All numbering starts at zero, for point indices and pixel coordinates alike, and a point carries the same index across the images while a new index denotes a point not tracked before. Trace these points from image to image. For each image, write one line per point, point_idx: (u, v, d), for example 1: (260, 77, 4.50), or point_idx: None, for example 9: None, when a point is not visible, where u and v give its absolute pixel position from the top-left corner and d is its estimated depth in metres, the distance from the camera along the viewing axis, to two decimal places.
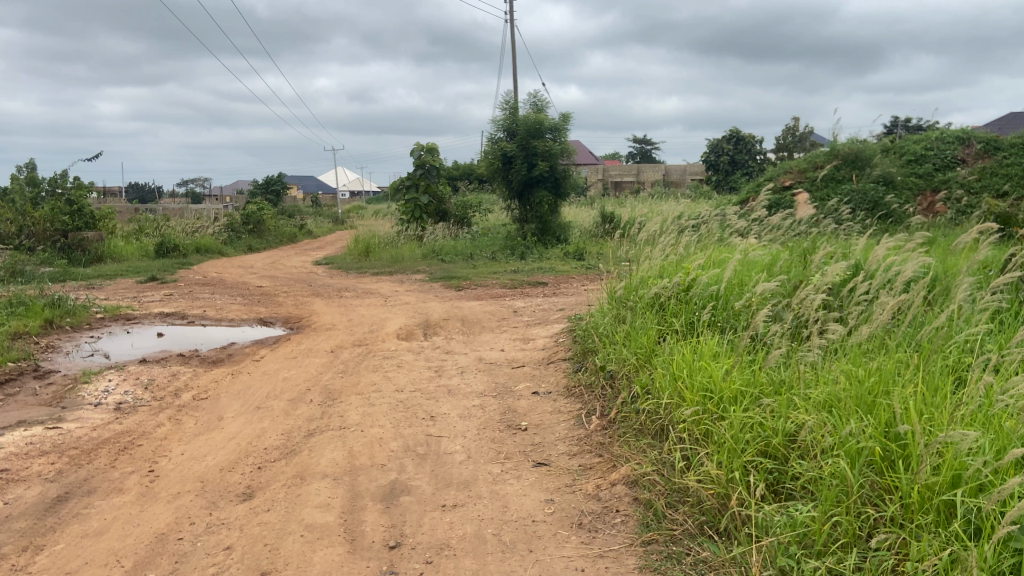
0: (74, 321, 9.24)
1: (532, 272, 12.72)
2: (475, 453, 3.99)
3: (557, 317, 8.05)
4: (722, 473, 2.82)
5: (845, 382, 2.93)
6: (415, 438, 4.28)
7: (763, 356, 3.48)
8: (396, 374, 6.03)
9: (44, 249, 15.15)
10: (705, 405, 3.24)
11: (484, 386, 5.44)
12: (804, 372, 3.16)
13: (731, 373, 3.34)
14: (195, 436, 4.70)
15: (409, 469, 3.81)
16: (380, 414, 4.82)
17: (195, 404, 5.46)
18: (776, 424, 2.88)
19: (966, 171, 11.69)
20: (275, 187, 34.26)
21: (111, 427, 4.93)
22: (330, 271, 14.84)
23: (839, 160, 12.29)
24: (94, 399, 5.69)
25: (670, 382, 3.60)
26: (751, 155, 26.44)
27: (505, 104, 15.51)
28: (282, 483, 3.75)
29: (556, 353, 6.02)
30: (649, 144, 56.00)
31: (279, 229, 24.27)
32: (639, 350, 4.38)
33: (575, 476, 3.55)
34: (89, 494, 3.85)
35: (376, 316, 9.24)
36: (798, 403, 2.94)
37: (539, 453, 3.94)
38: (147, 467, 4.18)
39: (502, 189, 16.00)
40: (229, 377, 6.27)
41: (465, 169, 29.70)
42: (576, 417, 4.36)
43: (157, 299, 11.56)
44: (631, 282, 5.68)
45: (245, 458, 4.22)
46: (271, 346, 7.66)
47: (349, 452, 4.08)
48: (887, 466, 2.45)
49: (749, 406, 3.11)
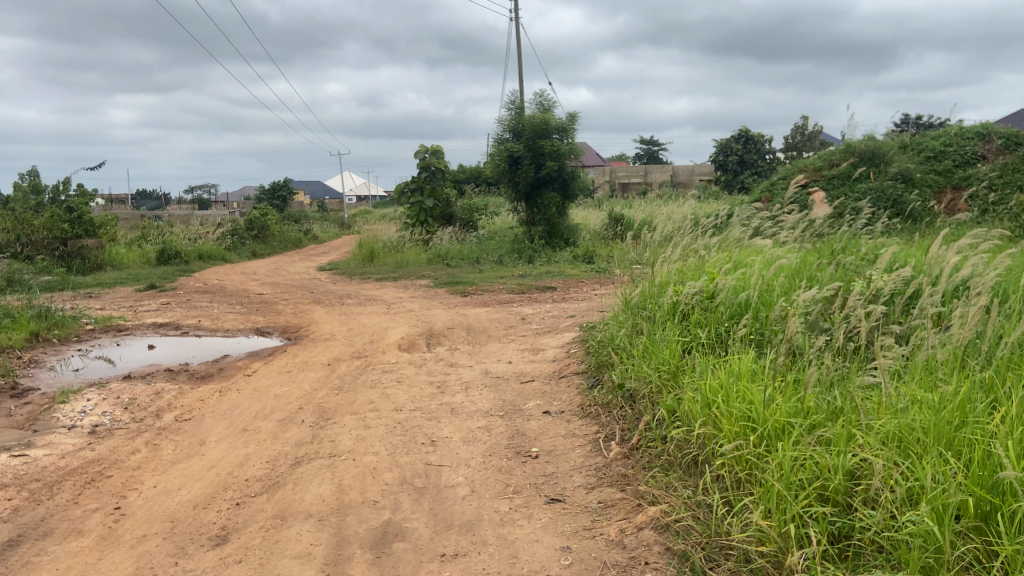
0: (61, 334, 8.82)
1: (540, 276, 12.25)
2: (481, 487, 3.53)
3: (568, 325, 7.54)
4: (773, 526, 2.35)
5: (918, 410, 2.48)
6: (413, 468, 3.81)
7: (811, 379, 3.01)
8: (396, 390, 5.55)
9: (43, 258, 14.81)
10: (747, 439, 2.76)
11: (491, 404, 4.97)
12: (863, 397, 2.70)
13: (775, 399, 2.86)
14: (171, 465, 4.26)
15: (405, 506, 3.35)
16: (375, 438, 4.36)
17: (177, 426, 5.02)
18: (834, 462, 2.41)
19: (987, 168, 11.16)
20: (281, 193, 33.79)
21: (81, 455, 4.49)
22: (333, 277, 14.39)
23: (856, 157, 11.76)
24: (69, 421, 5.25)
25: (703, 409, 3.13)
26: (760, 155, 25.98)
27: (511, 105, 15.10)
28: (260, 525, 3.29)
29: (568, 366, 5.54)
30: (657, 145, 55.45)
31: (284, 235, 23.86)
32: (662, 367, 3.92)
33: (594, 517, 3.07)
34: (44, 537, 3.41)
35: (378, 325, 8.77)
36: (861, 437, 2.47)
37: (552, 487, 3.47)
38: (114, 504, 3.73)
39: (508, 192, 15.48)
40: (216, 396, 5.82)
41: (472, 172, 29.25)
42: (593, 442, 3.89)
43: (153, 309, 11.13)
44: (649, 288, 5.21)
45: (222, 493, 3.76)
46: (265, 359, 7.22)
47: (338, 486, 3.63)
48: (984, 522, 2.01)
49: (801, 439, 2.63)
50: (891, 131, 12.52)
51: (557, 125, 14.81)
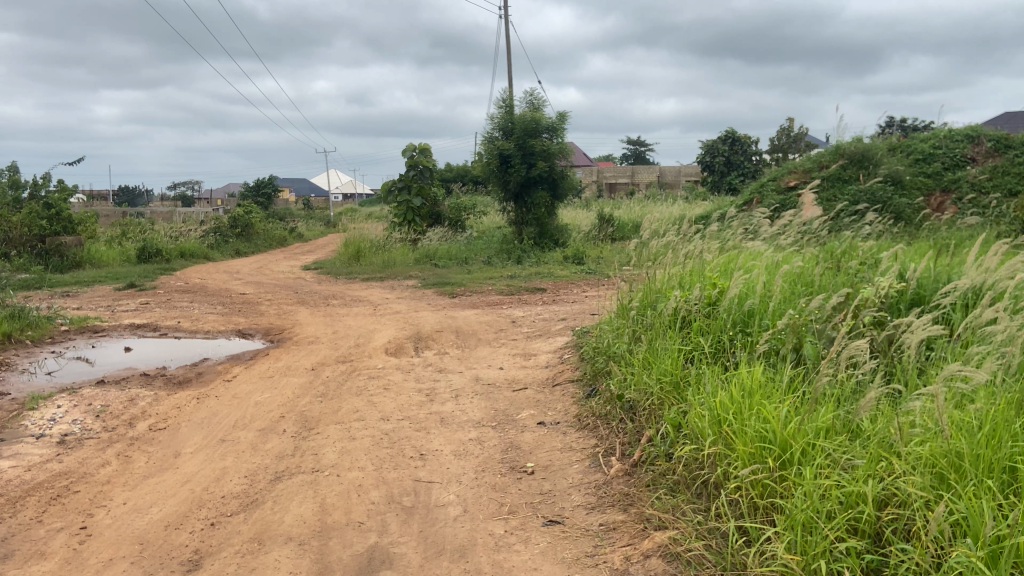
0: (35, 335, 8.51)
1: (529, 277, 12.03)
2: (474, 507, 3.31)
3: (560, 329, 7.32)
4: (800, 562, 2.20)
5: (953, 432, 2.33)
6: (401, 485, 3.59)
7: (830, 397, 2.84)
8: (382, 398, 5.31)
9: (20, 255, 14.41)
10: (764, 462, 2.58)
11: (482, 413, 4.75)
12: (890, 419, 2.53)
13: (793, 418, 2.68)
14: (143, 479, 4.00)
15: (393, 529, 3.13)
16: (361, 451, 4.13)
17: (152, 436, 4.76)
18: (863, 490, 2.26)
19: (977, 171, 11.05)
20: (266, 190, 33.35)
21: (47, 467, 4.21)
22: (318, 276, 14.12)
23: (846, 159, 11.63)
24: (37, 429, 4.96)
25: (712, 425, 2.93)
26: (746, 156, 25.87)
27: (501, 103, 14.87)
28: (236, 550, 3.06)
29: (562, 373, 5.33)
30: (644, 146, 55.35)
31: (268, 232, 23.50)
32: (664, 378, 3.71)
33: (596, 541, 2.86)
34: (2, 560, 3.13)
35: (364, 327, 8.54)
36: (893, 463, 2.32)
37: (550, 507, 3.26)
38: (79, 523, 3.46)
39: (497, 191, 15.23)
40: (194, 403, 5.55)
41: (459, 170, 29.02)
42: (592, 457, 3.68)
43: (132, 309, 10.80)
44: (646, 293, 5.00)
45: (197, 511, 3.52)
46: (247, 363, 6.95)
47: (321, 506, 3.39)
48: None
49: (824, 462, 2.46)
50: (880, 133, 12.38)
51: (548, 125, 14.61)
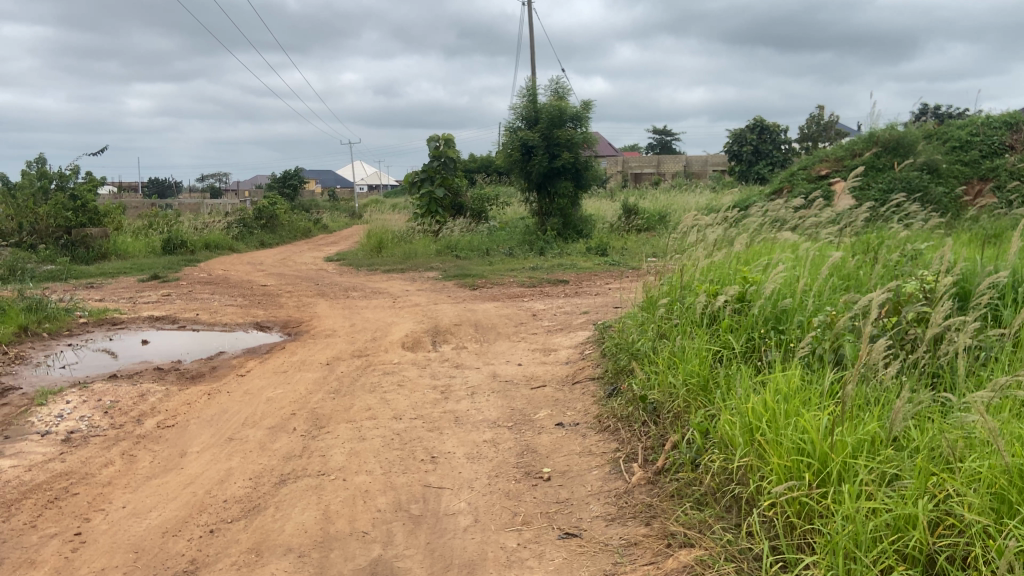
0: (53, 328, 8.43)
1: (552, 269, 11.80)
2: (485, 516, 3.11)
3: (582, 323, 7.08)
4: None
5: (1014, 449, 2.09)
6: (410, 491, 3.39)
7: (878, 407, 2.59)
8: (396, 396, 5.11)
9: (46, 246, 14.46)
10: (801, 478, 2.34)
11: (498, 413, 4.54)
12: (946, 434, 2.29)
13: (834, 428, 2.44)
14: (145, 481, 3.85)
15: (398, 540, 2.94)
16: (369, 453, 3.94)
17: (158, 434, 4.62)
18: (915, 512, 2.03)
19: (1016, 158, 10.57)
20: (292, 181, 33.37)
21: (49, 467, 4.08)
22: (340, 268, 14.01)
23: (879, 147, 11.24)
24: (43, 426, 4.84)
25: (745, 434, 2.69)
26: (775, 145, 25.27)
27: (525, 92, 14.55)
28: (231, 562, 2.88)
29: (583, 370, 5.08)
30: (669, 135, 54.76)
31: (293, 224, 23.48)
32: (691, 379, 3.47)
33: (616, 558, 2.64)
34: None
35: (383, 320, 8.37)
36: (949, 482, 2.09)
37: (566, 517, 3.04)
38: (75, 529, 3.31)
39: (520, 182, 14.97)
40: (204, 399, 5.41)
41: (483, 161, 28.78)
42: (612, 463, 3.46)
43: (153, 301, 10.73)
44: (672, 288, 4.75)
45: (197, 517, 3.36)
46: (263, 357, 6.81)
47: (324, 513, 3.21)
48: None
49: (867, 479, 2.23)
50: (914, 121, 11.94)
51: (573, 114, 14.29)
